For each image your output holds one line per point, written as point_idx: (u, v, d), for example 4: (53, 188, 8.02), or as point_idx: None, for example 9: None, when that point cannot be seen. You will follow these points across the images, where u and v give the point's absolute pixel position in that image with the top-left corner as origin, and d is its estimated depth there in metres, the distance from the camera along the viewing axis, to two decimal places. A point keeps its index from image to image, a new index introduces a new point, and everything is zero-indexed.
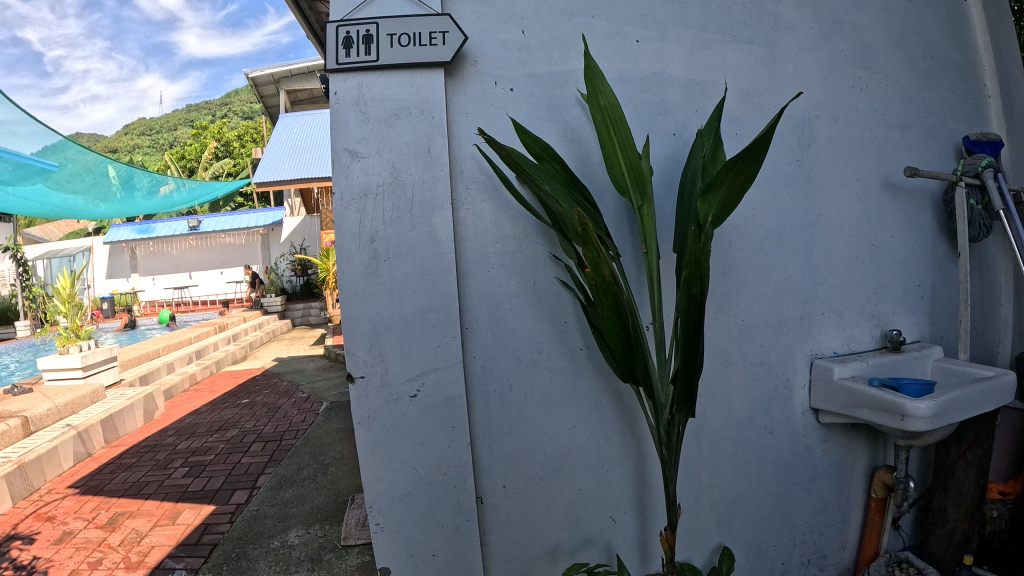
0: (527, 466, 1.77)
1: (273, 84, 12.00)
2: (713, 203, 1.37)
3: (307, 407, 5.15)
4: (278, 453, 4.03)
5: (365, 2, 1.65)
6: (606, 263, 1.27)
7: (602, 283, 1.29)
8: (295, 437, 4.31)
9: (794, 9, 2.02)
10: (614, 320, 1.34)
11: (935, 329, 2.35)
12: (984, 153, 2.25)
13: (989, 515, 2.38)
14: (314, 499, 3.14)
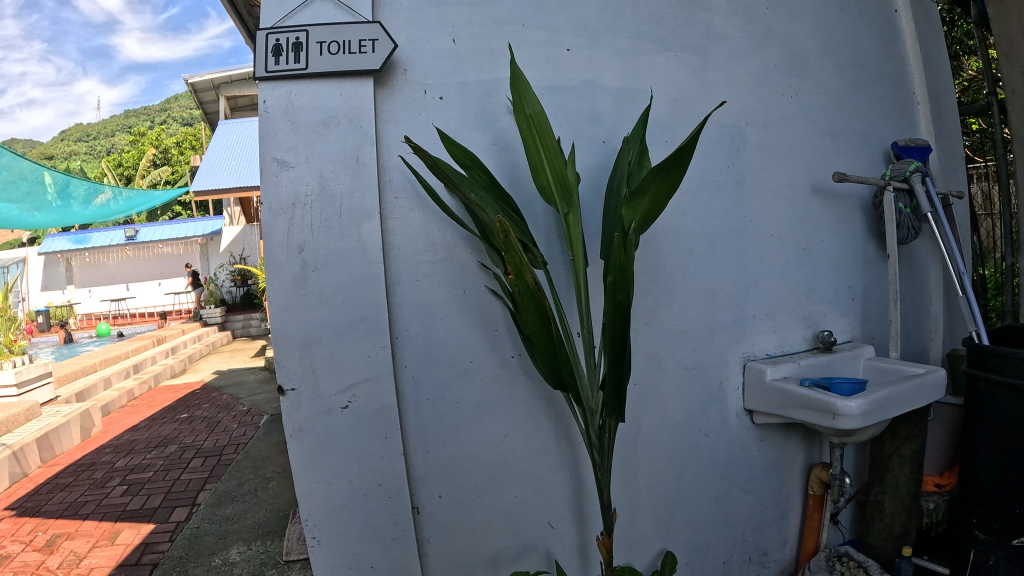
0: (462, 475, 1.76)
1: (213, 90, 11.75)
2: (638, 210, 1.38)
3: (248, 420, 5.06)
4: (218, 468, 3.94)
5: (296, 10, 1.63)
6: (530, 270, 1.27)
7: (526, 290, 1.29)
8: (235, 452, 4.22)
9: (724, 19, 2.06)
10: (539, 327, 1.34)
11: (866, 329, 2.41)
12: (912, 158, 2.34)
13: (927, 507, 2.47)
14: (256, 514, 3.08)
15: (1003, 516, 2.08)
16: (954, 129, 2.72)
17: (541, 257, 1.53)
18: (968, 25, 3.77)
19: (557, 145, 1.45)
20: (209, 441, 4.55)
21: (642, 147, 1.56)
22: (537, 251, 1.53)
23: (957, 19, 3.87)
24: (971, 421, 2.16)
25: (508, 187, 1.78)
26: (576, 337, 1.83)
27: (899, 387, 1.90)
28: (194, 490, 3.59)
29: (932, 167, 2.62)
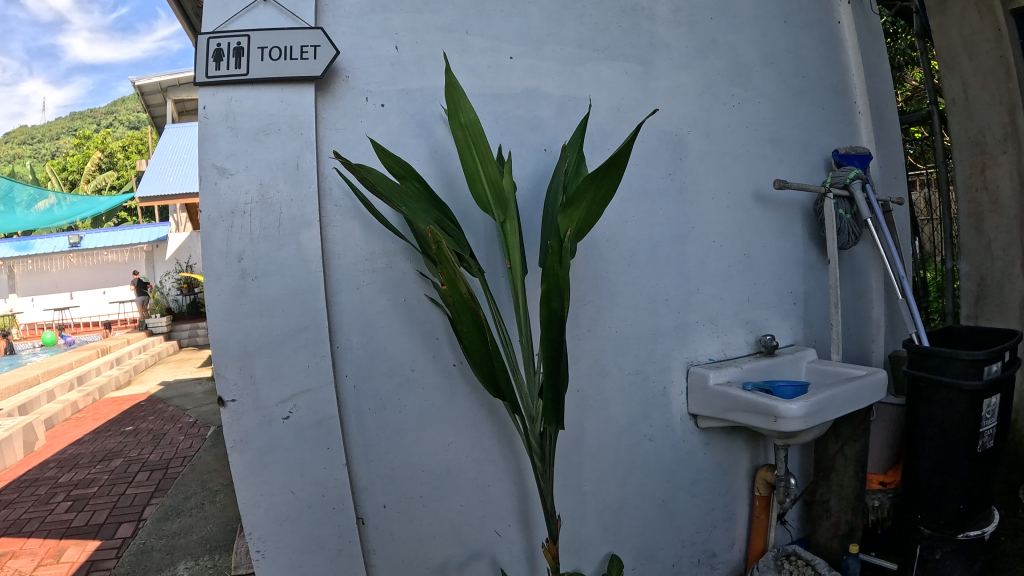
0: (406, 484, 1.75)
1: (160, 93, 11.47)
2: (573, 218, 1.39)
3: (194, 432, 4.95)
4: (164, 482, 3.85)
5: (237, 14, 1.61)
6: (463, 281, 1.28)
7: (459, 300, 1.29)
8: (182, 465, 4.12)
9: (667, 29, 2.10)
10: (475, 337, 1.34)
11: (809, 332, 2.47)
12: (853, 165, 2.41)
13: (872, 505, 2.53)
14: (204, 529, 3.01)
15: (947, 513, 2.15)
16: (891, 138, 2.81)
17: (478, 266, 1.53)
18: (910, 36, 3.95)
19: (491, 152, 1.45)
20: (155, 455, 4.45)
21: (580, 155, 1.58)
22: (473, 261, 1.53)
23: (900, 31, 4.03)
24: (912, 423, 2.22)
25: (447, 196, 1.77)
26: (515, 344, 1.83)
27: (838, 389, 1.94)
28: (139, 505, 3.50)
29: (873, 174, 2.69)
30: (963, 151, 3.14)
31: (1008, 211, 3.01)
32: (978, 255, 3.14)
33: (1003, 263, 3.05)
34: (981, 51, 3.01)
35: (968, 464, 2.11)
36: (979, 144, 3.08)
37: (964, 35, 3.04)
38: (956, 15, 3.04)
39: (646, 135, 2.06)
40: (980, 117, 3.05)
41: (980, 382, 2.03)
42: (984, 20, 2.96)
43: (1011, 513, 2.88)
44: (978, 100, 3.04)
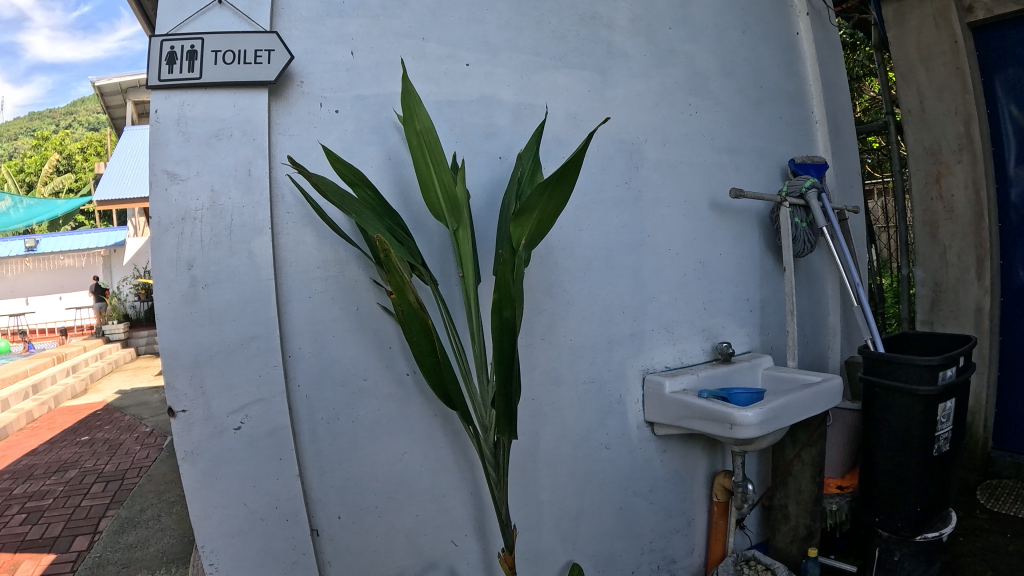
0: (361, 495, 1.73)
1: (120, 95, 11.26)
2: (526, 226, 1.39)
3: (152, 441, 4.86)
4: (120, 493, 3.76)
5: (191, 16, 1.58)
6: (411, 290, 1.28)
7: (409, 311, 1.30)
8: (139, 476, 4.04)
9: (625, 37, 2.14)
10: (423, 347, 1.34)
11: (765, 339, 2.53)
12: (809, 174, 2.45)
13: (830, 509, 2.52)
14: (160, 541, 2.95)
15: (906, 516, 2.19)
16: (846, 147, 2.88)
17: (430, 274, 1.53)
18: (869, 48, 4.07)
19: (445, 159, 1.45)
20: (111, 465, 4.35)
21: (534, 163, 1.58)
22: (426, 269, 1.52)
23: (859, 42, 4.16)
24: (868, 428, 2.25)
25: (401, 205, 1.76)
26: (468, 353, 1.82)
27: (793, 396, 1.96)
28: (94, 518, 3.41)
29: (829, 183, 2.74)
30: (918, 160, 3.24)
31: (963, 220, 3.13)
32: (933, 263, 3.23)
33: (957, 269, 3.16)
34: (937, 63, 3.13)
35: (925, 468, 2.14)
36: (935, 153, 3.19)
37: (921, 47, 3.15)
38: (913, 28, 3.16)
39: (603, 143, 2.07)
40: (936, 128, 3.17)
41: (934, 387, 2.08)
42: (941, 32, 3.08)
43: (966, 514, 2.94)
44: (934, 111, 3.16)
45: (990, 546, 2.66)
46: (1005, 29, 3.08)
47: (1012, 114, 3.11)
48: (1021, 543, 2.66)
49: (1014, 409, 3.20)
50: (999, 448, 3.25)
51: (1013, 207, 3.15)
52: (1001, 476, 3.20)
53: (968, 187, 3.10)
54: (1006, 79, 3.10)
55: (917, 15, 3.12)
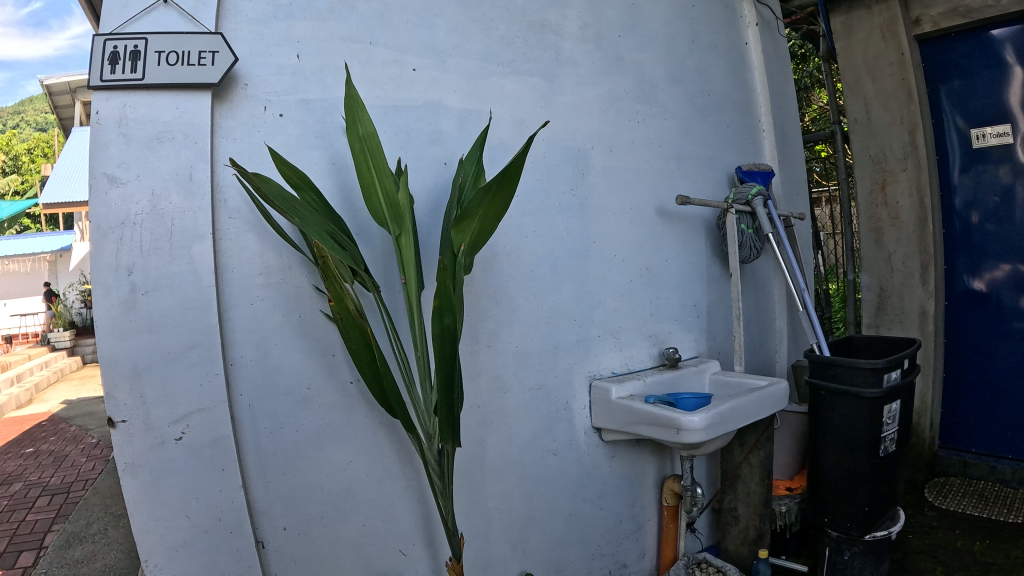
0: (306, 506, 1.70)
1: (69, 96, 10.95)
2: (467, 233, 1.39)
3: (99, 453, 4.72)
4: (66, 506, 3.64)
5: (136, 16, 1.55)
6: (350, 295, 1.32)
7: (347, 317, 1.33)
8: (86, 488, 3.92)
9: (574, 45, 2.16)
10: (361, 354, 1.36)
11: (712, 344, 2.57)
12: (755, 181, 2.52)
13: (779, 511, 2.55)
14: (107, 555, 2.86)
15: (854, 515, 2.23)
16: (791, 155, 2.95)
17: (372, 281, 1.51)
18: (817, 59, 4.20)
19: (388, 166, 1.44)
20: (56, 478, 4.21)
21: (476, 169, 1.57)
22: (368, 275, 1.50)
23: (809, 53, 4.29)
24: (815, 431, 2.30)
25: (345, 211, 1.73)
26: (410, 359, 1.80)
27: (739, 400, 1.98)
28: (40, 532, 3.30)
29: (776, 190, 2.80)
30: (865, 169, 3.38)
31: (907, 225, 3.26)
32: (879, 268, 3.36)
33: (902, 274, 3.29)
34: (884, 74, 3.26)
35: (868, 469, 2.18)
36: (880, 162, 3.32)
37: (868, 58, 3.28)
38: (861, 39, 3.29)
39: (550, 150, 2.07)
40: (882, 137, 3.30)
41: (879, 390, 2.12)
42: (888, 44, 3.21)
43: (915, 511, 3.02)
44: (879, 121, 3.29)
45: (939, 542, 2.74)
46: (950, 42, 3.18)
47: (958, 125, 3.20)
48: (968, 539, 2.74)
49: (959, 410, 3.31)
50: (945, 448, 3.36)
51: (956, 214, 3.25)
52: (947, 474, 3.31)
53: (912, 194, 3.24)
54: (952, 91, 3.19)
55: (865, 28, 3.25)
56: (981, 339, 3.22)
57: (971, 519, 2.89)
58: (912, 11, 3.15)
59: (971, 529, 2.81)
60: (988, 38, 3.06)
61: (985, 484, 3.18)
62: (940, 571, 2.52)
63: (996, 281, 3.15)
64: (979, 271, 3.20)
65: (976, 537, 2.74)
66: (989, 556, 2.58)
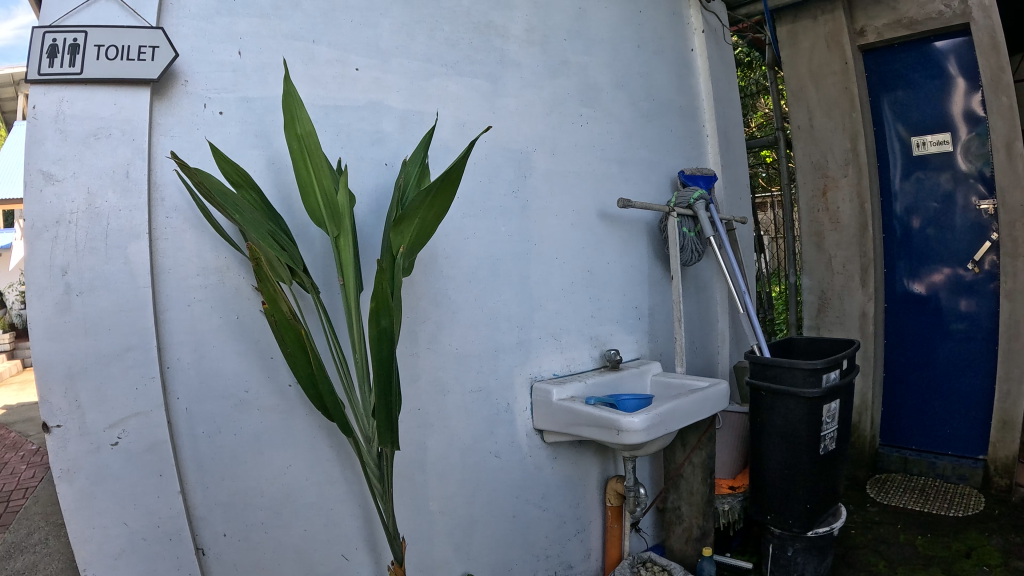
0: (246, 511, 1.67)
1: (10, 90, 10.59)
2: (406, 234, 1.40)
3: (39, 460, 4.54)
4: (4, 517, 3.48)
5: (75, 8, 1.50)
6: (285, 298, 1.30)
7: (282, 319, 1.31)
8: (24, 497, 3.76)
9: (519, 48, 2.17)
10: (297, 355, 1.35)
11: (654, 346, 2.61)
12: (697, 185, 2.58)
13: (722, 509, 2.59)
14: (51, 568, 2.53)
15: (795, 512, 2.28)
16: (732, 160, 3.02)
17: (311, 281, 1.49)
18: (764, 66, 4.31)
19: (328, 166, 1.42)
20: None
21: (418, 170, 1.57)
22: (307, 276, 1.49)
23: (755, 62, 4.41)
24: (755, 430, 2.35)
25: (284, 212, 1.70)
26: (348, 362, 1.78)
27: (679, 401, 2.01)
28: None
29: (718, 195, 2.87)
30: (806, 174, 3.48)
31: (847, 230, 3.37)
32: (820, 271, 3.47)
33: (843, 277, 3.40)
34: (827, 83, 3.38)
35: (807, 467, 2.23)
36: (822, 168, 3.43)
37: (813, 66, 3.39)
38: (805, 49, 3.40)
39: (493, 152, 2.08)
40: (824, 143, 3.40)
41: (818, 389, 2.18)
42: (833, 53, 3.32)
43: (858, 507, 3.12)
44: (822, 128, 3.40)
45: (881, 537, 2.82)
46: (893, 53, 3.35)
47: (899, 133, 3.38)
48: (909, 533, 2.83)
49: (900, 409, 3.49)
50: (887, 445, 3.54)
51: (896, 219, 3.43)
52: (889, 470, 3.49)
53: (853, 200, 3.34)
54: (895, 100, 3.37)
55: (810, 37, 3.36)
56: (920, 340, 3.40)
57: (913, 513, 3.00)
58: (857, 22, 3.30)
59: (911, 523, 2.91)
60: (931, 49, 3.23)
61: (925, 480, 3.35)
62: (883, 565, 2.59)
63: (935, 283, 3.33)
64: (918, 274, 3.38)
65: (917, 531, 2.83)
66: (931, 550, 2.67)
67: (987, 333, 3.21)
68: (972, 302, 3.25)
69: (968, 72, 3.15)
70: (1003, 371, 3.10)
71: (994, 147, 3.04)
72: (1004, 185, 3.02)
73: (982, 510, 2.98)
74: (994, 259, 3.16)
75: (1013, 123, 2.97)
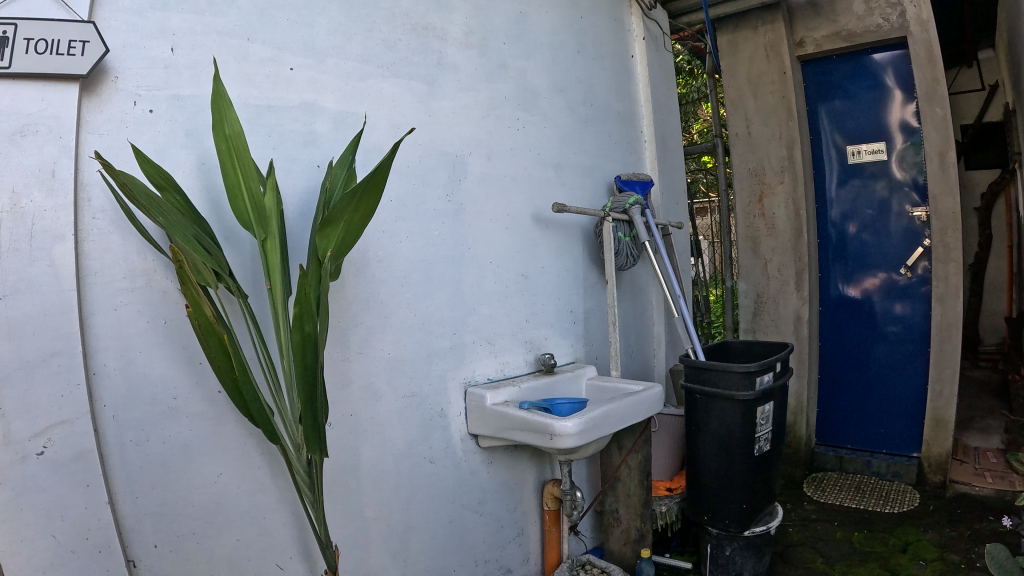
0: (177, 521, 1.63)
1: None
2: (332, 237, 1.40)
3: None
4: None
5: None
6: (207, 303, 1.29)
7: (205, 325, 1.30)
8: None
9: (457, 50, 2.18)
10: (221, 362, 1.34)
11: (589, 349, 2.64)
12: (634, 190, 2.63)
13: (660, 511, 2.64)
14: None
15: (732, 512, 2.33)
16: (669, 166, 3.08)
17: (237, 286, 1.47)
18: (704, 75, 4.43)
19: (256, 168, 1.41)
20: None
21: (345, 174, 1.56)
22: (232, 280, 1.46)
23: (696, 70, 4.53)
24: (691, 432, 2.40)
25: (211, 214, 1.66)
26: (276, 367, 1.75)
27: (614, 404, 2.04)
28: None
29: (655, 200, 2.92)
30: (743, 181, 3.57)
31: (781, 236, 3.46)
32: (756, 275, 3.56)
33: (778, 281, 3.49)
34: (765, 91, 3.47)
35: (742, 467, 2.28)
36: (758, 175, 3.52)
37: (751, 75, 3.49)
38: (745, 58, 3.49)
39: (428, 155, 2.08)
40: (760, 150, 3.50)
41: (751, 392, 2.23)
42: (771, 63, 3.42)
43: (796, 506, 3.20)
44: (759, 135, 3.49)
45: (818, 534, 2.90)
46: (831, 63, 3.48)
47: (836, 141, 3.50)
48: (846, 530, 2.92)
49: (836, 411, 3.60)
50: (823, 444, 3.64)
51: (832, 225, 3.54)
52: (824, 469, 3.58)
53: (788, 206, 3.43)
54: (832, 109, 3.50)
55: (750, 47, 3.46)
56: (855, 342, 3.53)
57: (850, 510, 3.09)
58: (797, 33, 3.43)
59: (847, 520, 3.00)
60: (869, 60, 3.37)
61: (860, 478, 3.45)
62: (820, 561, 2.67)
63: (869, 289, 3.46)
64: (854, 279, 3.50)
65: (853, 527, 2.93)
66: (867, 545, 2.76)
67: (919, 335, 3.35)
68: (905, 305, 3.38)
69: (904, 84, 3.29)
70: (936, 372, 3.23)
71: (928, 157, 3.17)
72: (936, 193, 3.15)
73: (917, 505, 3.10)
74: (926, 265, 3.30)
75: (945, 134, 3.10)
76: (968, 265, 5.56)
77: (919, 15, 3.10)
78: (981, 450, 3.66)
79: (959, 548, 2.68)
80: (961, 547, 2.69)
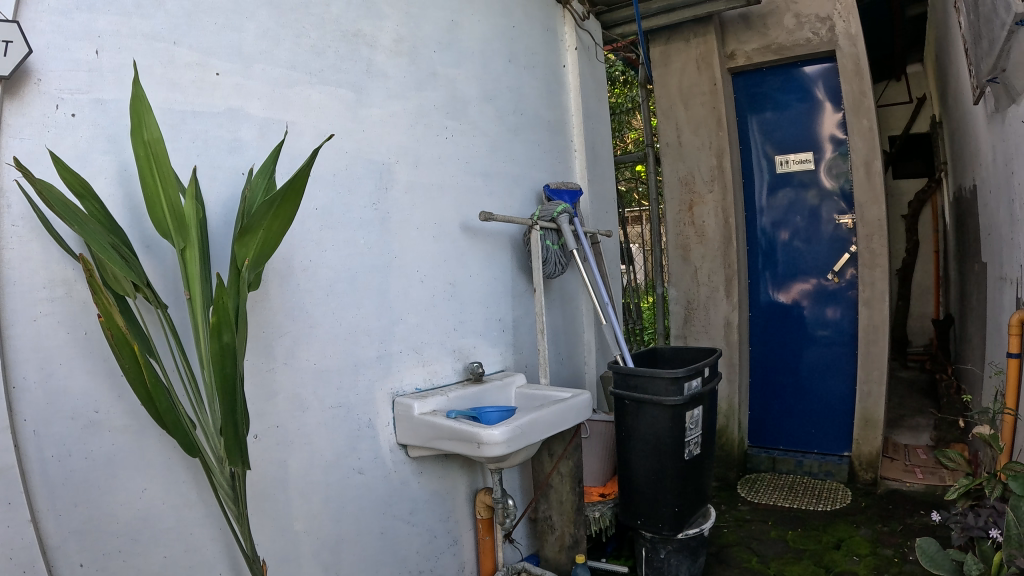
0: (102, 539, 1.58)
1: None
2: (250, 247, 1.39)
3: None
4: None
5: None
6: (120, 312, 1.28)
7: (117, 335, 1.28)
8: None
9: (386, 58, 2.19)
10: (135, 374, 1.32)
11: (518, 356, 2.67)
12: (562, 199, 2.69)
13: (593, 516, 2.67)
14: None
15: (664, 516, 2.38)
16: (598, 175, 3.13)
17: (156, 296, 1.45)
18: (637, 86, 4.56)
19: (175, 176, 1.40)
20: None
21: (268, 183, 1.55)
22: (150, 291, 1.44)
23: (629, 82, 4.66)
24: (621, 438, 2.44)
25: (130, 224, 1.62)
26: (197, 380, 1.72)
27: (542, 411, 2.06)
28: None
29: (585, 208, 2.98)
30: (674, 190, 3.66)
31: (711, 243, 3.57)
32: (686, 282, 3.65)
33: (708, 288, 3.59)
34: (696, 103, 3.57)
35: (672, 471, 2.34)
36: (688, 184, 3.61)
37: (682, 87, 3.59)
38: (676, 69, 3.59)
39: (355, 163, 2.08)
40: (690, 160, 3.60)
41: (680, 397, 2.29)
42: (702, 75, 3.53)
43: (729, 507, 3.28)
44: (689, 146, 3.59)
45: (753, 534, 2.98)
46: (762, 75, 3.61)
47: (767, 152, 3.62)
48: (780, 529, 3.01)
49: (767, 415, 3.72)
50: (755, 446, 3.76)
51: (761, 232, 3.66)
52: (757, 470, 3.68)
53: (717, 215, 3.54)
54: (762, 120, 3.62)
55: (681, 58, 3.56)
56: (785, 347, 3.65)
57: (782, 510, 3.19)
58: (729, 46, 3.57)
59: (780, 520, 3.09)
60: (799, 73, 3.51)
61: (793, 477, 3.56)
62: (755, 561, 2.74)
63: (797, 295, 3.59)
64: (785, 287, 3.62)
65: (786, 527, 3.02)
66: (802, 544, 2.85)
67: (848, 338, 3.49)
68: (836, 310, 3.50)
69: (833, 96, 3.44)
70: (864, 373, 3.38)
71: (853, 166, 3.33)
72: (862, 201, 3.31)
73: (848, 503, 3.21)
74: (853, 271, 3.45)
75: (871, 144, 3.26)
76: (894, 270, 5.81)
77: (847, 29, 3.27)
78: (911, 448, 3.83)
79: (892, 542, 2.79)
80: (892, 541, 2.81)
